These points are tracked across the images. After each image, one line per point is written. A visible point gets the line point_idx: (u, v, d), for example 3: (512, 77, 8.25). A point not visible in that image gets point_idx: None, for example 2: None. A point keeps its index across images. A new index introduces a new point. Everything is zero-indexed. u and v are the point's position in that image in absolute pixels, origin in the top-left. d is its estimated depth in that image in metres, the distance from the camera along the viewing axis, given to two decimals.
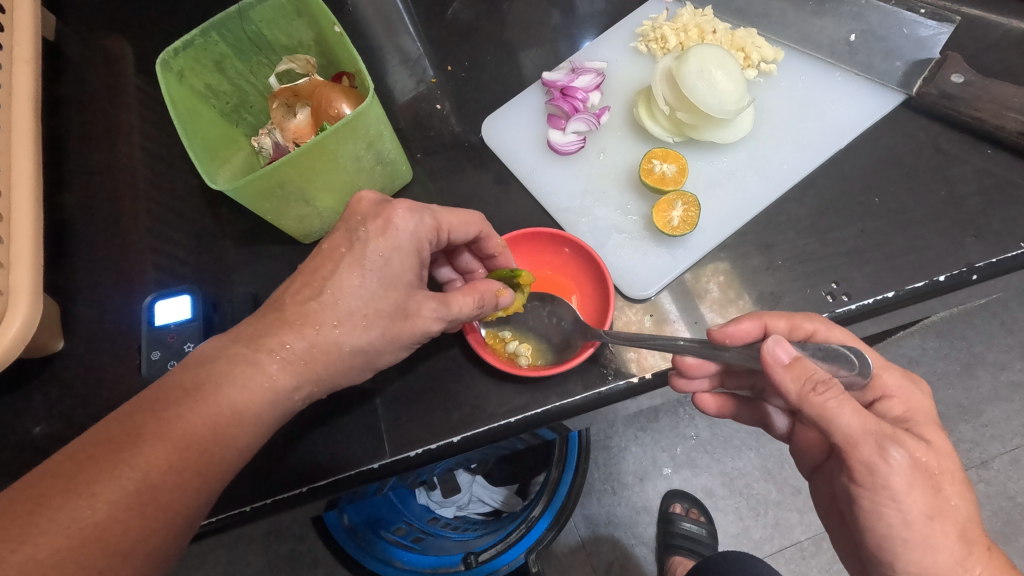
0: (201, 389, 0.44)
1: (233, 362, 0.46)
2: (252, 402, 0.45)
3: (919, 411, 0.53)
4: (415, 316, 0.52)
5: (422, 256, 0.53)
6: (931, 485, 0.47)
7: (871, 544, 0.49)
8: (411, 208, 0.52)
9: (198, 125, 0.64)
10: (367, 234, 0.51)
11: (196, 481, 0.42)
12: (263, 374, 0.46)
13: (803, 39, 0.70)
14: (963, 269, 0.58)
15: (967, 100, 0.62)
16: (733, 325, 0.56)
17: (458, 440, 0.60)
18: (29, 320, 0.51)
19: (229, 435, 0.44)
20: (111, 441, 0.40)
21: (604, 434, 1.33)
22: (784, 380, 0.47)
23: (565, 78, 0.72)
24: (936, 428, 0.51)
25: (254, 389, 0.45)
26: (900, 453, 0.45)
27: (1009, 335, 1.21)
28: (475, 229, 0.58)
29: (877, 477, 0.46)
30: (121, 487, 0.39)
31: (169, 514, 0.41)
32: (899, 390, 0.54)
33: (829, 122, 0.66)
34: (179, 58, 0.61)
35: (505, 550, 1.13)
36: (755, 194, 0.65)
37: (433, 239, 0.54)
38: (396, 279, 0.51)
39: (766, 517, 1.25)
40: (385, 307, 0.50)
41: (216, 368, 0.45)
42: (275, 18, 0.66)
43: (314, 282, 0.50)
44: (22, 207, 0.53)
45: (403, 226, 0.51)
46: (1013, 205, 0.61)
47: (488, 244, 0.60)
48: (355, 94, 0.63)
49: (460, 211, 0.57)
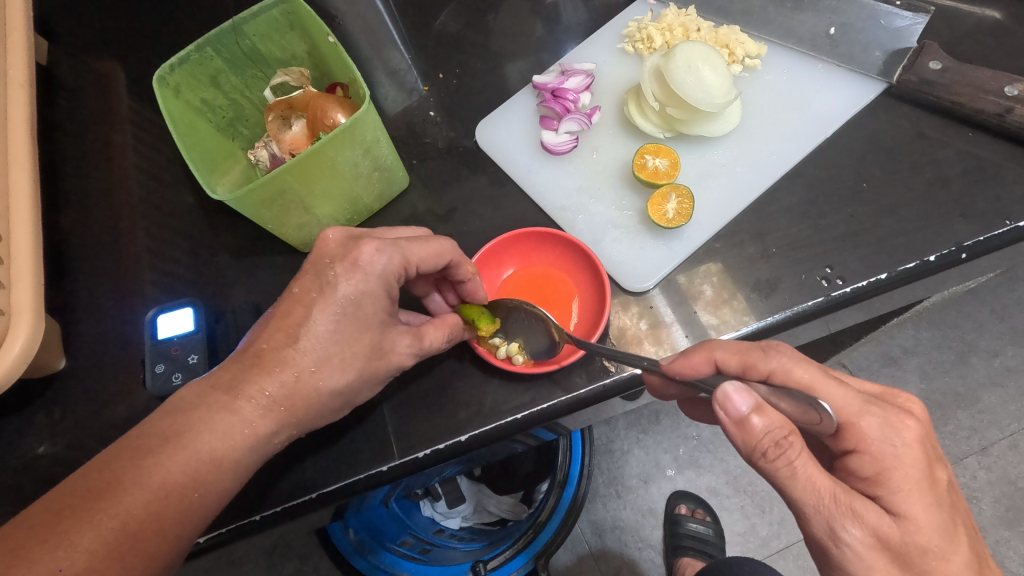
0: (180, 436, 0.44)
1: (212, 408, 0.45)
2: (229, 447, 0.45)
3: (899, 472, 0.46)
4: (390, 353, 0.53)
5: (391, 294, 0.52)
6: (897, 544, 0.44)
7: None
8: (379, 246, 0.51)
9: (196, 139, 0.65)
10: (336, 276, 0.50)
11: (175, 529, 0.43)
12: (242, 421, 0.46)
13: (785, 34, 0.71)
14: (953, 249, 0.60)
15: (946, 86, 0.63)
16: (684, 359, 0.53)
17: (465, 440, 0.60)
18: (31, 339, 0.50)
19: (208, 481, 0.44)
20: (92, 489, 0.41)
21: (607, 437, 1.34)
22: (735, 436, 0.45)
23: (554, 81, 0.73)
24: (919, 493, 0.45)
25: (233, 436, 0.45)
26: (852, 535, 0.43)
27: (1000, 322, 1.23)
28: (447, 259, 0.54)
29: (831, 556, 0.45)
30: (100, 536, 0.39)
31: (146, 561, 0.41)
32: (876, 444, 0.47)
33: (815, 112, 0.68)
34: (176, 73, 0.62)
35: (515, 555, 1.14)
36: (746, 184, 0.66)
37: (400, 276, 0.52)
38: (367, 321, 0.50)
39: (771, 514, 1.26)
40: (360, 349, 0.50)
41: (195, 415, 0.45)
42: (269, 32, 0.67)
43: (287, 326, 0.49)
44: (22, 227, 0.53)
45: (371, 265, 0.50)
46: (996, 186, 0.62)
47: (460, 269, 0.57)
48: (350, 104, 0.65)
49: (430, 242, 0.53)
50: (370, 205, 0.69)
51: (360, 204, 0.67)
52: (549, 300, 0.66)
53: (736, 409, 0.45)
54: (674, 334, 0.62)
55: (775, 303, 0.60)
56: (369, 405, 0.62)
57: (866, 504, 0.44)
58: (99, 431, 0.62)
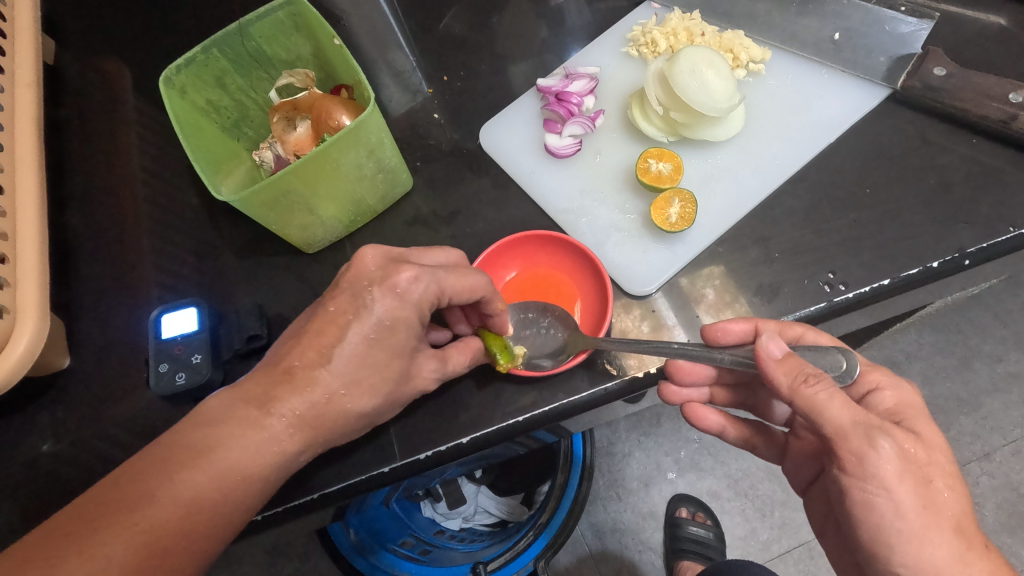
0: (211, 450, 0.43)
1: (242, 423, 0.45)
2: (256, 463, 0.45)
3: (911, 405, 0.51)
4: (415, 377, 0.53)
5: (421, 321, 0.53)
6: (922, 477, 0.45)
7: (866, 538, 0.47)
8: (416, 273, 0.52)
9: (201, 140, 0.65)
10: (373, 298, 0.50)
11: (202, 543, 0.42)
12: (272, 438, 0.46)
13: (789, 39, 0.71)
14: (955, 255, 0.60)
15: (950, 92, 0.63)
16: (724, 323, 0.57)
17: (466, 442, 0.60)
18: (35, 338, 0.51)
19: (235, 497, 0.44)
20: (122, 501, 0.40)
21: (608, 440, 1.34)
22: (776, 373, 0.46)
23: (559, 84, 0.73)
24: (929, 422, 0.50)
25: (261, 453, 0.45)
26: (888, 443, 0.44)
27: (1004, 327, 1.22)
28: (480, 293, 0.55)
29: (866, 467, 0.45)
30: (131, 548, 0.39)
31: (174, 575, 0.41)
32: (891, 383, 0.53)
33: (819, 117, 0.68)
34: (181, 74, 0.63)
35: (514, 558, 1.13)
36: (750, 188, 0.66)
37: (433, 305, 0.53)
38: (399, 347, 0.51)
39: (772, 518, 1.26)
40: (389, 374, 0.51)
41: (225, 429, 0.44)
42: (274, 34, 0.67)
43: (325, 348, 0.49)
44: (28, 227, 0.54)
45: (406, 291, 0.51)
46: (999, 193, 0.62)
47: (491, 305, 0.57)
48: (354, 106, 0.65)
49: (466, 275, 0.54)
50: (373, 207, 0.69)
51: (363, 206, 0.67)
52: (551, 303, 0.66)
53: (773, 352, 0.47)
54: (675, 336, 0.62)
55: (778, 307, 0.60)
56: None
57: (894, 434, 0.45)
58: (101, 430, 0.62)
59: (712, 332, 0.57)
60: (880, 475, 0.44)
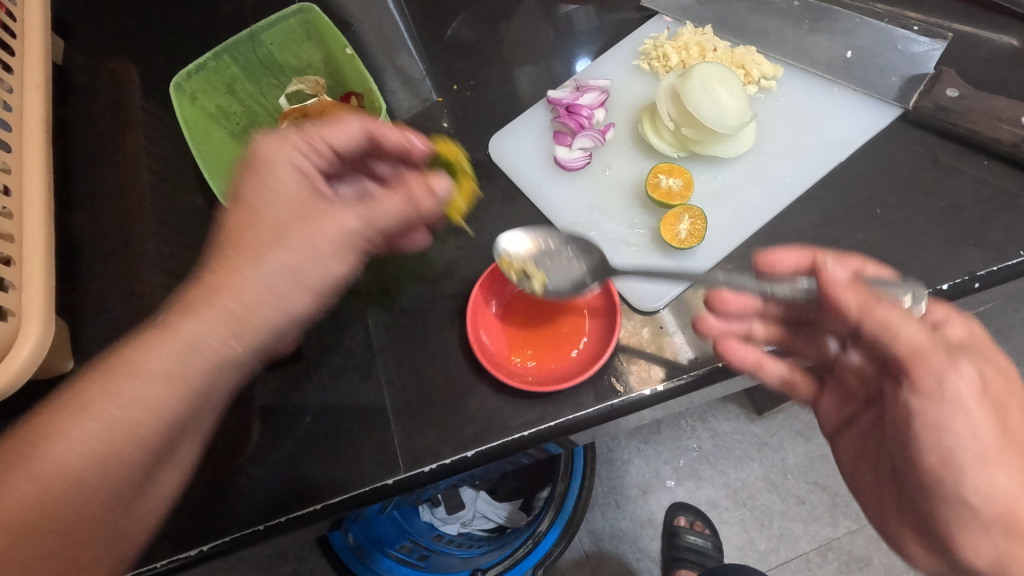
0: (128, 353, 0.41)
1: (157, 332, 0.41)
2: (173, 364, 0.41)
3: (982, 340, 0.50)
4: (322, 219, 0.44)
5: (308, 175, 0.46)
6: (1004, 409, 0.47)
7: (933, 469, 0.47)
8: (271, 134, 0.46)
9: (210, 146, 0.65)
10: (248, 178, 0.45)
11: (126, 457, 0.41)
12: (185, 335, 0.41)
13: (801, 55, 0.71)
14: (966, 278, 0.59)
15: (962, 113, 0.63)
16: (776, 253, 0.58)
17: (471, 456, 0.59)
18: (39, 343, 0.50)
19: (156, 400, 0.41)
20: (54, 411, 0.40)
21: (608, 447, 1.33)
22: (844, 296, 0.50)
23: (569, 96, 0.73)
24: (1004, 360, 0.50)
25: (176, 352, 0.41)
26: (967, 367, 0.46)
27: (1007, 342, 1.22)
28: (358, 129, 0.49)
29: (944, 388, 0.46)
30: (58, 460, 0.39)
31: (98, 488, 0.40)
32: (961, 316, 0.51)
33: (830, 135, 0.68)
34: (193, 80, 0.63)
35: (511, 567, 1.14)
36: (758, 205, 0.66)
37: (363, 150, 0.51)
38: (278, 200, 0.44)
39: (770, 528, 1.26)
40: (275, 227, 0.43)
41: (143, 335, 0.42)
42: (286, 42, 0.68)
43: (243, 240, 0.43)
44: (33, 230, 0.53)
45: (270, 154, 0.45)
46: (1010, 216, 0.62)
47: (386, 136, 0.51)
48: (364, 114, 0.64)
49: (337, 119, 0.48)
50: None
51: None
52: (559, 317, 0.64)
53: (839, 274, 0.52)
54: (676, 343, 0.63)
55: None
56: (375, 419, 0.61)
57: (970, 358, 0.47)
58: None
59: (768, 262, 0.58)
60: (955, 395, 0.45)
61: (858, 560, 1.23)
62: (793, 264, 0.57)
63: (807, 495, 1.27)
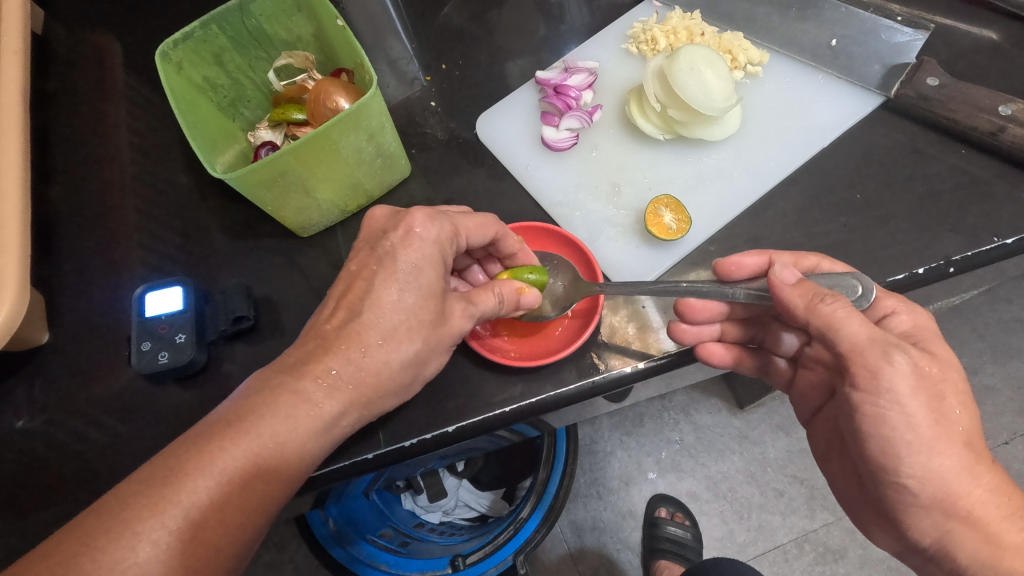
0: (240, 424, 0.45)
1: (282, 391, 0.47)
2: (286, 431, 0.46)
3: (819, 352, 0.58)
4: None
5: None
6: (934, 394, 0.47)
7: (874, 451, 0.48)
8: None
9: (197, 117, 0.64)
10: None
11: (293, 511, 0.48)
12: (309, 402, 0.47)
13: (787, 43, 0.72)
14: (941, 262, 0.61)
15: (941, 101, 0.64)
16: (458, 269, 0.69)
17: (452, 431, 0.59)
18: (14, 311, 0.49)
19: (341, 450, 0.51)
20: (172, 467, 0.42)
21: (591, 438, 1.35)
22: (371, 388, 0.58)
23: (557, 77, 0.74)
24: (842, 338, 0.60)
25: (299, 418, 0.46)
26: (903, 358, 0.46)
27: None
28: None
29: (880, 380, 0.46)
30: (166, 522, 0.40)
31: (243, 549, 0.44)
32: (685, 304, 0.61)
33: (814, 120, 0.69)
34: (179, 49, 0.61)
35: (493, 552, 1.12)
36: (743, 188, 0.67)
37: (453, 244, 0.56)
38: None
39: (749, 520, 1.27)
40: None
41: (258, 400, 0.46)
42: (276, 13, 0.66)
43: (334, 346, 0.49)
44: (11, 198, 0.52)
45: None
46: (988, 202, 0.63)
47: None
48: (355, 89, 0.64)
49: None
50: (369, 193, 0.68)
51: (360, 190, 0.67)
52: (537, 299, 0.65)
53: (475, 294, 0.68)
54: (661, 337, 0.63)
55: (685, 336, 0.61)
56: None
57: (903, 349, 0.47)
58: (81, 410, 0.61)
59: (728, 266, 0.59)
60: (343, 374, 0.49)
61: (833, 552, 1.23)
62: (753, 268, 0.58)
63: (786, 487, 1.28)
